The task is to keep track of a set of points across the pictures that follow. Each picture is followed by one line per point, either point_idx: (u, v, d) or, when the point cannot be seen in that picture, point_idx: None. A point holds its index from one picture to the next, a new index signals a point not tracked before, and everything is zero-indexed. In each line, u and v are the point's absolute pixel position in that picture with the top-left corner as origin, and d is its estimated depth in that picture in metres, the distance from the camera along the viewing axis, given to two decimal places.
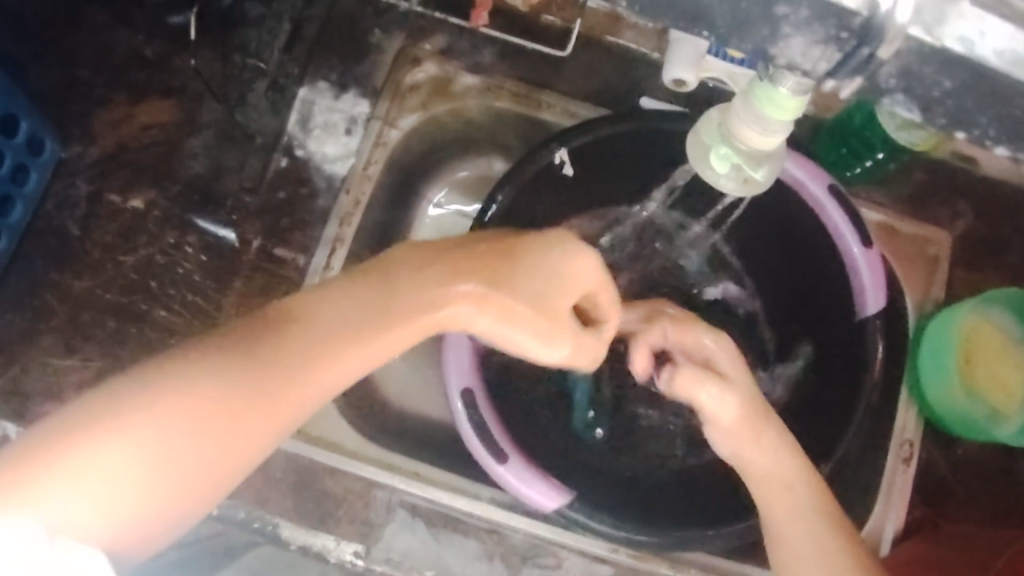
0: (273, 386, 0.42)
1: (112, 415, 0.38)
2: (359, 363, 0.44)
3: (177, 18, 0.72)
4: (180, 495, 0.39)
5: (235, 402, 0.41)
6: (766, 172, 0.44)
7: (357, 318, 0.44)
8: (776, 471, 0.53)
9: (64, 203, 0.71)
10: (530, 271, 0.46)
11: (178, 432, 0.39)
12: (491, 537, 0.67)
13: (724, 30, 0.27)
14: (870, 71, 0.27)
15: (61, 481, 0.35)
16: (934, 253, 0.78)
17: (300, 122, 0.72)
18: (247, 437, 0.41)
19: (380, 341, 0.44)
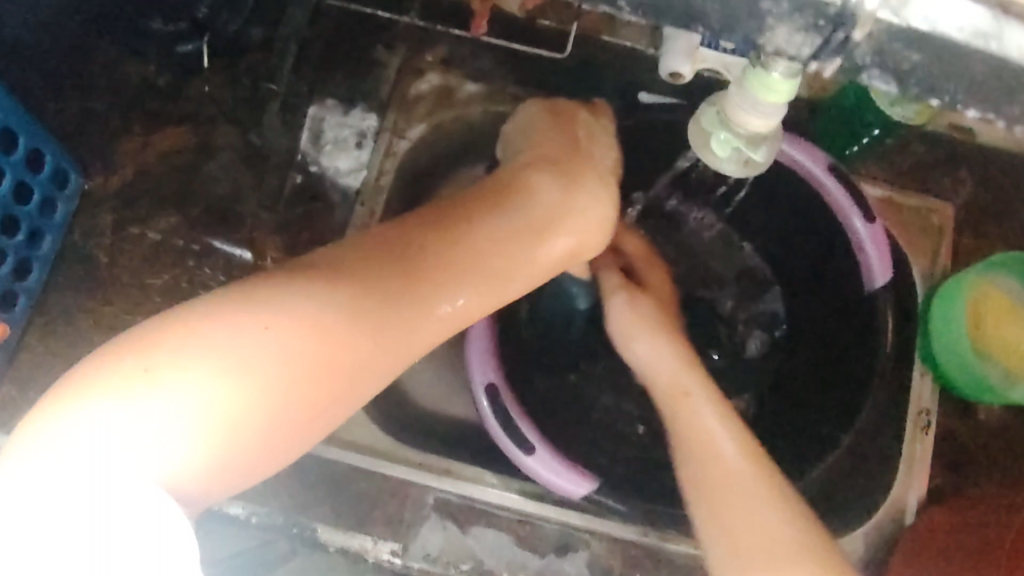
0: (362, 329, 0.46)
1: (226, 342, 0.41)
2: (422, 314, 0.49)
3: (184, 48, 0.72)
4: (295, 427, 0.44)
5: (359, 342, 0.46)
6: (766, 153, 0.45)
7: (419, 267, 0.50)
8: (672, 421, 0.56)
9: (90, 232, 0.73)
10: (567, 207, 0.58)
11: (283, 371, 0.43)
12: (523, 527, 0.69)
13: (713, 27, 0.29)
14: (846, 53, 0.29)
15: (181, 402, 0.39)
16: (938, 223, 0.78)
17: (312, 139, 0.74)
18: (337, 379, 0.45)
19: (436, 290, 0.50)
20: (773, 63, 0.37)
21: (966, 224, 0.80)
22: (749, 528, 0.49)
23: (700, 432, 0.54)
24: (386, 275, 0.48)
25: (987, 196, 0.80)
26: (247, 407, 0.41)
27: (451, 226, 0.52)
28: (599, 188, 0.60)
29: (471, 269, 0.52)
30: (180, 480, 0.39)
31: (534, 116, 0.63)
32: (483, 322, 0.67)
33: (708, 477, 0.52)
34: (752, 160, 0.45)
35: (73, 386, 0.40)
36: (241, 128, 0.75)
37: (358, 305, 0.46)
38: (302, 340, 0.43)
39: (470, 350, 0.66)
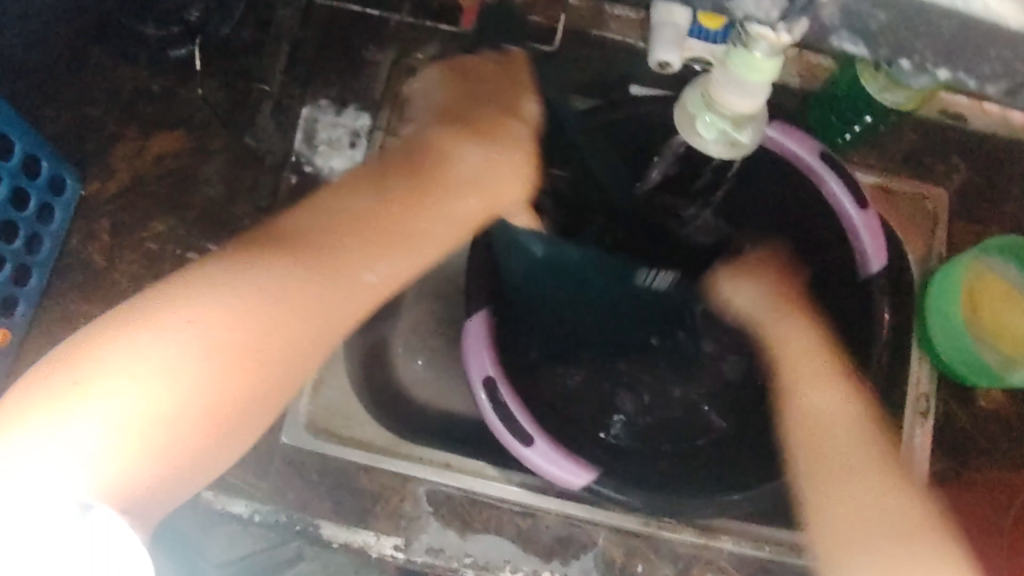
0: (269, 322, 0.47)
1: (134, 347, 0.43)
2: (337, 302, 0.50)
3: (178, 53, 0.75)
4: (220, 421, 0.45)
5: (273, 327, 0.47)
6: (752, 134, 0.45)
7: (321, 256, 0.50)
8: (836, 417, 0.61)
9: (88, 237, 0.74)
10: (482, 173, 0.57)
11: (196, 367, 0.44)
12: (524, 520, 0.69)
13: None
14: (811, 13, 0.29)
15: (91, 413, 0.41)
16: (932, 209, 0.78)
17: (306, 140, 0.74)
18: (254, 376, 0.47)
19: (347, 277, 0.51)
20: (753, 40, 0.37)
21: (961, 209, 0.80)
22: (877, 518, 0.54)
23: (826, 420, 0.60)
24: (297, 262, 0.49)
25: (981, 180, 0.80)
26: (162, 411, 0.43)
27: (362, 210, 0.54)
28: (515, 142, 0.59)
29: (384, 242, 0.53)
30: (113, 484, 0.41)
31: (437, 85, 0.62)
32: (481, 313, 0.67)
33: (823, 467, 0.58)
34: (738, 141, 0.45)
35: None
36: (236, 131, 0.76)
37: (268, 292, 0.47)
38: (212, 330, 0.45)
39: (467, 343, 0.67)
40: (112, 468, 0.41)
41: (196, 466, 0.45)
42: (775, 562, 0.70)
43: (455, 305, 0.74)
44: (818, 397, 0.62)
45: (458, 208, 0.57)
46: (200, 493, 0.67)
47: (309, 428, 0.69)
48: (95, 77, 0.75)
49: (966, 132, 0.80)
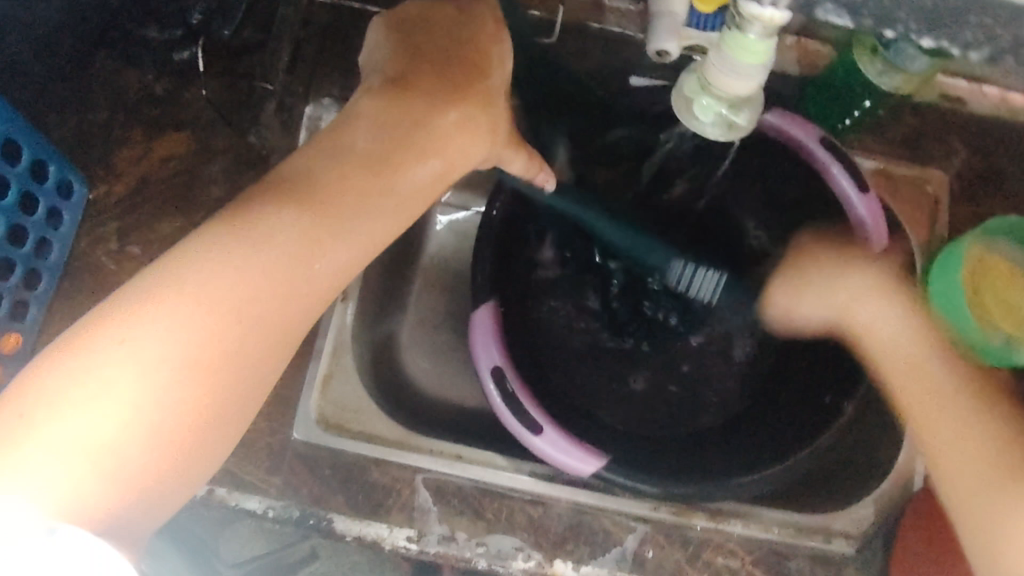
0: (234, 309, 0.43)
1: (85, 358, 0.39)
2: (306, 281, 0.46)
3: (182, 54, 0.76)
4: (194, 422, 0.42)
5: (237, 320, 0.43)
6: (748, 116, 0.46)
7: (288, 234, 0.45)
8: (900, 344, 0.62)
9: (97, 240, 0.75)
10: (437, 121, 0.53)
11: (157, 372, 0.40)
12: (536, 508, 0.70)
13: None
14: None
15: (41, 440, 0.37)
16: (934, 192, 0.79)
17: (310, 137, 0.76)
18: (223, 370, 0.43)
19: (317, 252, 0.46)
20: (749, 22, 0.38)
21: (964, 192, 0.80)
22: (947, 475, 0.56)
23: (887, 343, 0.64)
24: (265, 245, 0.44)
25: (982, 162, 0.80)
26: (124, 425, 0.39)
27: (332, 172, 0.48)
28: (480, 95, 0.55)
29: (351, 211, 0.48)
30: (83, 508, 0.38)
31: (382, 38, 0.56)
32: (488, 303, 0.67)
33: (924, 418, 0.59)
34: (735, 124, 0.46)
35: None
36: (240, 131, 0.76)
37: (232, 282, 0.43)
38: (182, 334, 0.41)
39: (475, 334, 0.67)
40: (73, 493, 0.37)
41: (181, 475, 0.42)
42: (785, 544, 0.71)
43: None
44: (874, 310, 0.65)
45: (420, 167, 0.52)
46: (214, 490, 0.67)
47: (321, 423, 0.70)
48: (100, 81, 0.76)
49: (966, 114, 0.80)
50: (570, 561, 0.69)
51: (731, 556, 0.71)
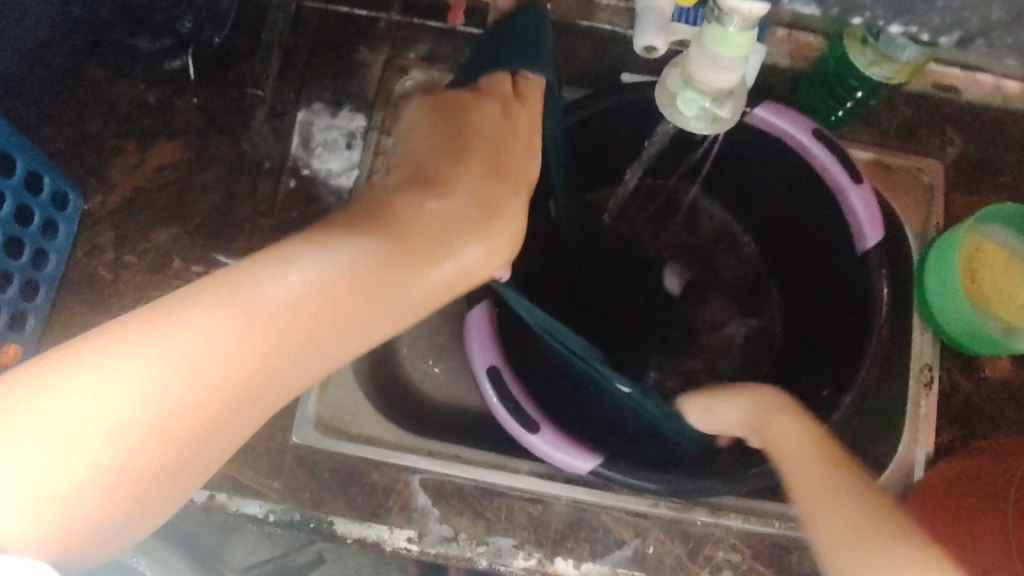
0: (241, 387, 0.41)
1: (68, 384, 0.37)
2: (316, 360, 0.44)
3: (173, 63, 0.77)
4: (123, 494, 0.38)
5: (251, 386, 0.42)
6: (733, 108, 0.46)
7: (325, 296, 0.44)
8: (798, 449, 0.54)
9: (93, 251, 0.75)
10: (457, 232, 0.51)
11: (134, 436, 0.38)
12: (535, 507, 0.70)
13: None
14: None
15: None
16: (928, 181, 0.78)
17: (302, 143, 0.76)
18: (187, 454, 0.40)
19: (331, 339, 0.45)
20: (729, 15, 0.38)
21: (958, 180, 0.80)
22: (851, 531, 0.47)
23: (788, 448, 0.55)
24: (291, 311, 0.42)
25: (976, 150, 0.80)
26: (67, 483, 0.36)
27: (379, 250, 0.47)
28: (499, 236, 0.54)
29: (381, 298, 0.46)
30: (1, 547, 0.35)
31: (425, 118, 0.60)
32: (481, 304, 0.68)
33: (813, 503, 0.50)
34: (719, 117, 0.46)
35: None
36: (233, 139, 0.76)
37: (295, 310, 0.43)
38: (199, 373, 0.39)
39: (470, 335, 0.67)
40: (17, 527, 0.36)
41: (90, 540, 0.39)
42: (786, 538, 0.71)
43: (457, 300, 0.75)
44: (784, 427, 0.57)
45: (440, 267, 0.50)
46: (215, 496, 0.68)
47: (319, 427, 0.70)
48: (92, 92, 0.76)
49: (961, 102, 0.80)
50: (570, 559, 0.69)
51: (732, 551, 0.70)
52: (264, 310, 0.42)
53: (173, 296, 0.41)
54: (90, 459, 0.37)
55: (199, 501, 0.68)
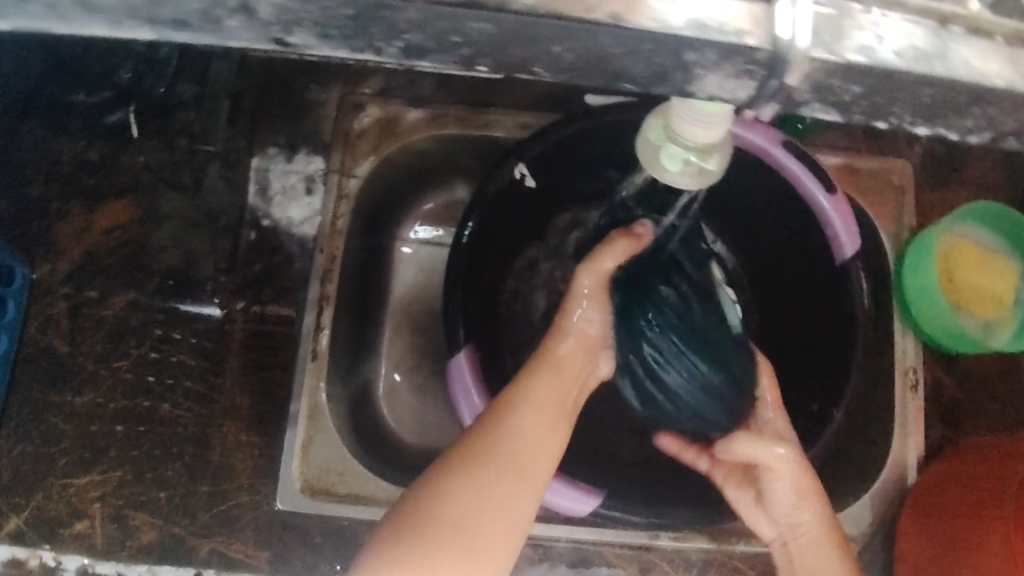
0: (491, 517, 0.49)
1: (411, 543, 0.47)
2: (533, 474, 0.52)
3: (113, 117, 0.72)
4: (422, 536, 0.48)
5: (463, 517, 0.48)
6: (718, 160, 0.44)
7: (546, 434, 0.54)
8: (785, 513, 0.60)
9: (46, 324, 0.70)
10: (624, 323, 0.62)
11: (508, 499, 0.50)
12: (537, 551, 0.69)
13: (644, 79, 0.30)
14: (784, 94, 0.30)
15: None
16: (898, 182, 0.78)
17: (260, 192, 0.74)
18: (484, 547, 0.48)
19: (511, 505, 0.50)
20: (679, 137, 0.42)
21: (927, 177, 0.79)
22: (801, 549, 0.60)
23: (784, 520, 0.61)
24: (517, 435, 0.52)
25: (941, 145, 0.80)
26: (438, 561, 0.47)
27: (559, 383, 0.56)
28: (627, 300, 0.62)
29: (541, 400, 0.54)
30: None
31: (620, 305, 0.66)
32: (466, 350, 0.65)
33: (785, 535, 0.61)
34: (705, 171, 0.44)
35: (464, 543, 0.48)
36: (186, 193, 0.72)
37: (539, 435, 0.53)
38: (457, 543, 0.48)
39: (454, 383, 0.65)
40: None
41: None
42: None
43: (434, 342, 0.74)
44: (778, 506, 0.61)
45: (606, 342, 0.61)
46: (202, 572, 0.67)
47: (304, 490, 0.70)
48: (48, 154, 0.71)
49: None
50: None
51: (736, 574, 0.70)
52: (543, 421, 0.54)
53: (407, 527, 0.48)
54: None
55: None
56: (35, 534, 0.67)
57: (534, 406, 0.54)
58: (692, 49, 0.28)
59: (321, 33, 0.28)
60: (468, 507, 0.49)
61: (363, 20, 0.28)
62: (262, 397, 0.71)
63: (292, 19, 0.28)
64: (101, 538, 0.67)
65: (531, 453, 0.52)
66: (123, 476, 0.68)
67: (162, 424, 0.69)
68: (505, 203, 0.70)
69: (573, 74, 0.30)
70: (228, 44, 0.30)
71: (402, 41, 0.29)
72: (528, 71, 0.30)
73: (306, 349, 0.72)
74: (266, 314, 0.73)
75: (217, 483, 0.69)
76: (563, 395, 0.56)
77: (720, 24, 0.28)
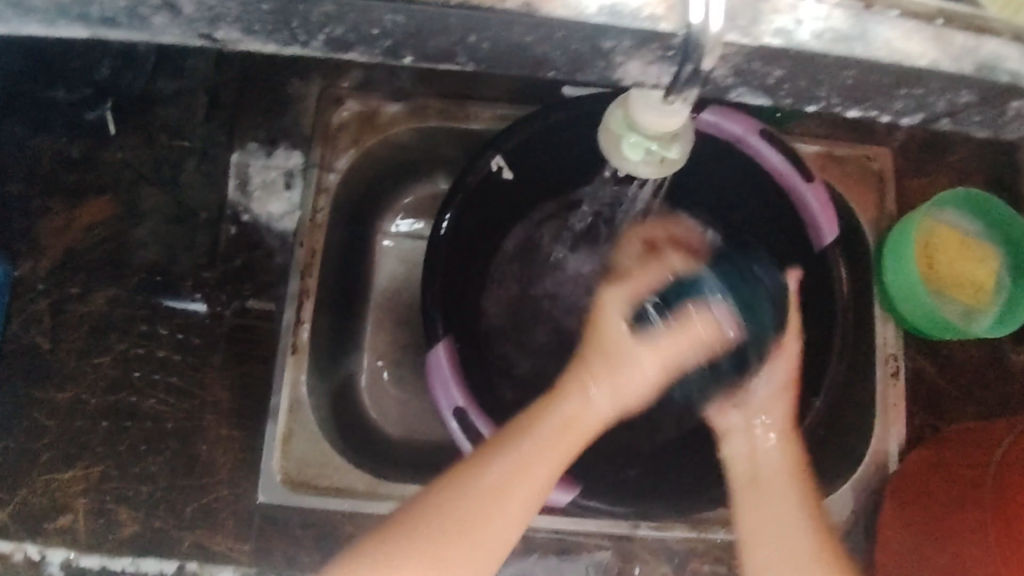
0: (474, 522, 0.49)
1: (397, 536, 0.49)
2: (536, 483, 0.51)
3: (92, 114, 0.72)
4: (402, 531, 0.50)
5: (444, 518, 0.49)
6: (680, 149, 0.44)
7: (560, 446, 0.52)
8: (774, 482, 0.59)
9: (28, 320, 0.70)
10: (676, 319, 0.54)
11: (500, 509, 0.50)
12: (519, 541, 0.69)
13: (566, 65, 0.32)
14: (703, 78, 0.31)
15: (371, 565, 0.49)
16: (878, 169, 0.79)
17: (240, 187, 0.74)
18: (460, 553, 0.49)
19: (500, 513, 0.50)
20: (640, 126, 0.42)
21: (909, 165, 0.79)
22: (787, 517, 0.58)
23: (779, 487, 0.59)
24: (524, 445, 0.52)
25: (923, 132, 0.79)
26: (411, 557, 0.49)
27: (598, 391, 0.53)
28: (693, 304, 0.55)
29: (564, 410, 0.52)
30: None
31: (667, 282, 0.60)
32: (444, 342, 0.65)
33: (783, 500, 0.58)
34: (667, 159, 0.44)
35: (442, 545, 0.49)
36: (164, 186, 0.72)
37: (551, 442, 0.52)
38: (433, 542, 0.49)
39: (433, 375, 0.65)
40: None
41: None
42: None
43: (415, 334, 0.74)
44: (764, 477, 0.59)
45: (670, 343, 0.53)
46: (185, 565, 0.68)
47: (286, 483, 0.70)
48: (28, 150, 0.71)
49: None
50: None
51: (718, 563, 0.70)
52: (561, 432, 0.52)
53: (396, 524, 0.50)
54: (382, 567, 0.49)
55: (169, 572, 0.68)
56: (19, 529, 0.67)
57: (545, 433, 0.52)
58: (607, 36, 0.30)
59: (245, 28, 0.31)
60: (458, 509, 0.50)
61: (281, 15, 0.30)
62: (243, 391, 0.71)
63: (215, 14, 0.30)
64: (84, 532, 0.67)
65: (539, 461, 0.51)
66: (105, 470, 0.68)
67: (145, 420, 0.70)
68: (484, 193, 0.70)
69: (498, 62, 0.32)
70: (160, 39, 0.32)
71: (323, 34, 0.31)
72: (453, 61, 0.32)
73: (286, 342, 0.72)
74: (247, 309, 0.73)
75: (200, 476, 0.69)
76: (600, 405, 0.53)
77: (632, 10, 0.29)
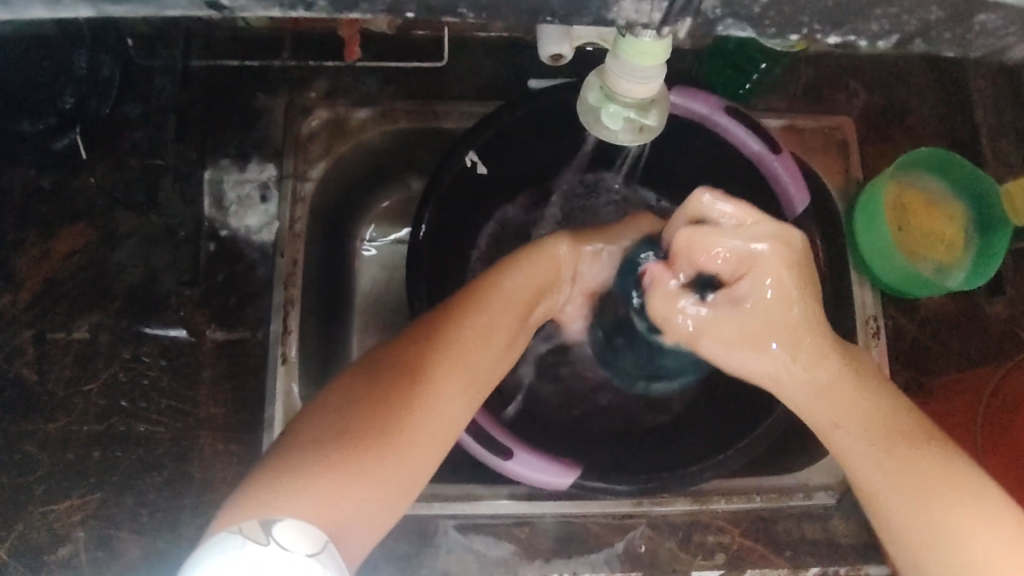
0: (437, 408, 0.48)
1: (373, 427, 0.45)
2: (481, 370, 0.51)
3: (60, 142, 0.72)
4: (378, 421, 0.46)
5: (415, 405, 0.47)
6: (656, 115, 0.46)
7: (498, 337, 0.53)
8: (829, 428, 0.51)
9: (10, 354, 0.70)
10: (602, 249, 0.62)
11: (456, 397, 0.50)
12: (523, 529, 0.70)
13: (563, 10, 0.33)
14: (694, 8, 0.32)
15: (351, 460, 0.44)
16: (841, 138, 0.80)
17: (216, 204, 0.74)
18: (429, 438, 0.48)
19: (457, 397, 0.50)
20: (617, 95, 0.43)
21: (867, 132, 0.82)
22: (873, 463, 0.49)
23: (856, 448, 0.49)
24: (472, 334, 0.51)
25: (878, 100, 0.82)
26: (394, 446, 0.45)
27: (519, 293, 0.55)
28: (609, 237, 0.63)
29: (497, 303, 0.54)
30: None
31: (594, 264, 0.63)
32: None
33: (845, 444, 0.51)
34: (645, 126, 0.46)
35: (413, 431, 0.47)
36: (142, 211, 0.73)
37: (493, 334, 0.53)
38: (413, 430, 0.47)
39: None
40: None
41: (388, 477, 0.45)
42: (769, 508, 0.72)
43: None
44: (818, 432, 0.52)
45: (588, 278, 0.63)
46: None
47: None
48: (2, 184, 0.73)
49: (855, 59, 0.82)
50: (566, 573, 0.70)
51: (721, 534, 0.71)
52: (500, 325, 0.53)
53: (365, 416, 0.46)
54: (367, 463, 0.44)
55: None
56: (19, 566, 0.66)
57: (485, 321, 0.52)
58: None
59: None
60: (425, 399, 0.48)
61: None
62: (236, 407, 0.70)
63: None
64: (85, 561, 0.66)
65: (486, 351, 0.52)
66: (103, 497, 0.68)
67: (138, 444, 0.69)
68: (462, 187, 0.71)
69: (495, 11, 0.33)
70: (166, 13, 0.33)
71: None
72: (454, 13, 0.33)
73: (275, 353, 0.70)
74: (228, 337, 0.72)
75: (198, 496, 0.68)
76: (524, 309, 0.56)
77: None
